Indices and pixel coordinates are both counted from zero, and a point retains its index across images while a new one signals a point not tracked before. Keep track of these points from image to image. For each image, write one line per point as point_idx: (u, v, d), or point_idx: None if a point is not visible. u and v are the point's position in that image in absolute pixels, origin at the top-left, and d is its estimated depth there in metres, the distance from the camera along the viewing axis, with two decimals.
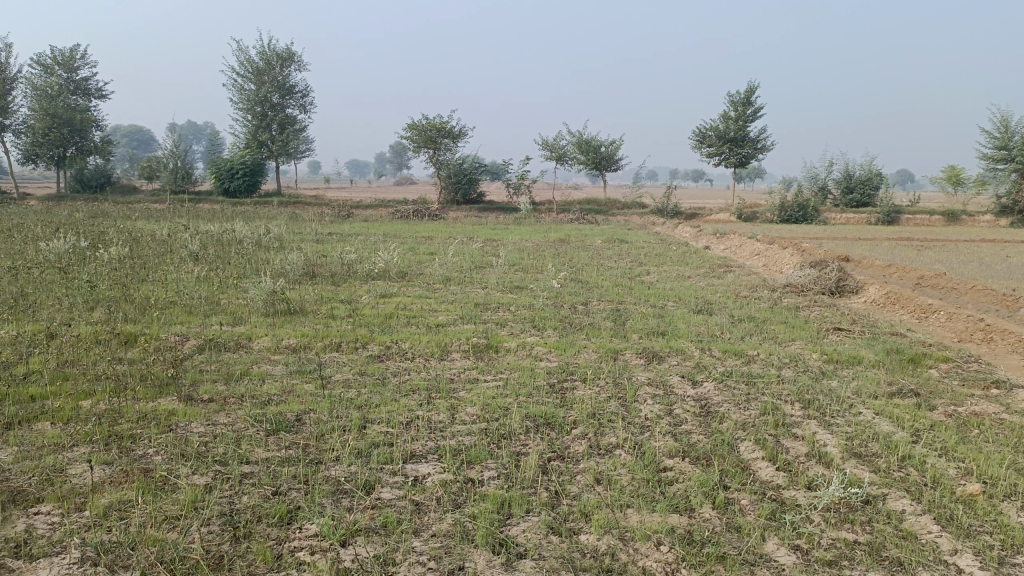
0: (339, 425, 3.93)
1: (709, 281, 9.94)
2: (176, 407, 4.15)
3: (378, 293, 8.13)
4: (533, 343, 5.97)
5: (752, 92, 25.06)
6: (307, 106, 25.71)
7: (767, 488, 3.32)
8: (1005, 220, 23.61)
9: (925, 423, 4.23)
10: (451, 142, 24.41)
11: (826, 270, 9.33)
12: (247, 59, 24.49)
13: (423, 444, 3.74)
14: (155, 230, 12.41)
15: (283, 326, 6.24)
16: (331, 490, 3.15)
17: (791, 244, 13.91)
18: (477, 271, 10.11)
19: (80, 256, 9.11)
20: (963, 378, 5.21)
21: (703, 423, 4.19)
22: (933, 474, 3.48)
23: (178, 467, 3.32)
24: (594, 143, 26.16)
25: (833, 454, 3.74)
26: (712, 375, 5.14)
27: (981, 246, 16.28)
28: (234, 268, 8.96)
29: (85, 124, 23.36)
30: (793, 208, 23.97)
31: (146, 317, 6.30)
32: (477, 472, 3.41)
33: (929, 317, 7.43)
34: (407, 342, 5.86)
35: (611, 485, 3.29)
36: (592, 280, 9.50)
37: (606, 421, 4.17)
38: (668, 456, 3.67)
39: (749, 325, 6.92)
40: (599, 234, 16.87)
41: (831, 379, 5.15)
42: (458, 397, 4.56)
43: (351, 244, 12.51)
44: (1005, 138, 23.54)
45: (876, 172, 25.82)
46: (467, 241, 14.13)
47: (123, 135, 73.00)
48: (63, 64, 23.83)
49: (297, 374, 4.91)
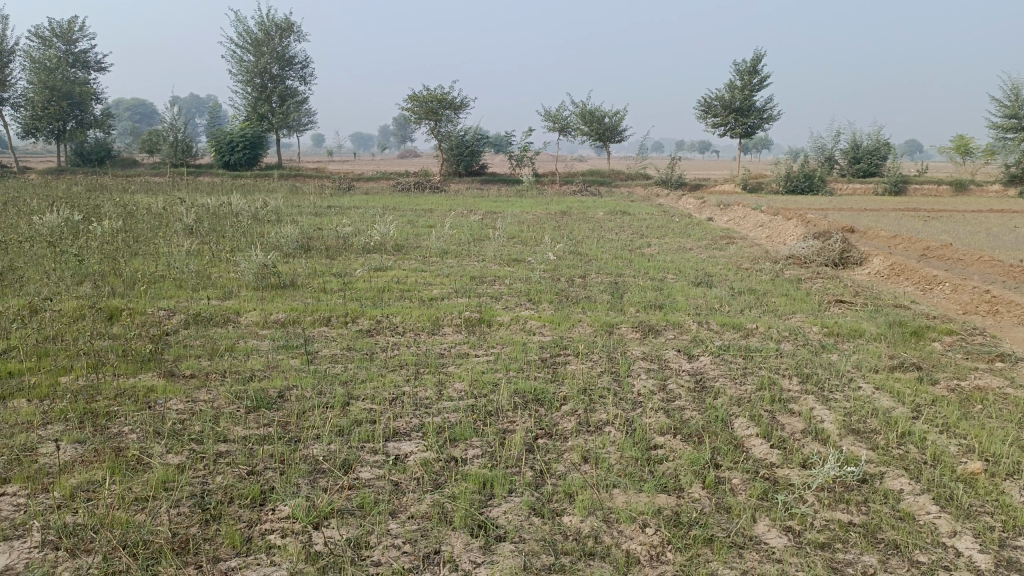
0: (322, 402, 3.82)
1: (711, 253, 9.78)
2: (156, 384, 4.05)
3: (373, 266, 8.01)
4: (527, 317, 5.84)
5: (758, 61, 24.63)
6: (308, 77, 25.38)
7: (760, 466, 3.20)
8: (1014, 190, 23.30)
9: (926, 398, 4.10)
10: (452, 114, 24.06)
11: (829, 241, 9.16)
12: (246, 29, 24.14)
13: (407, 421, 3.63)
14: (151, 203, 12.29)
15: (274, 300, 6.12)
16: (308, 470, 3.06)
17: (795, 215, 13.69)
18: (476, 243, 9.97)
19: (74, 230, 8.97)
20: (967, 351, 5.08)
21: (697, 398, 4.08)
22: (934, 452, 3.36)
23: (151, 447, 3.24)
24: (598, 114, 25.78)
25: (830, 431, 3.62)
26: (709, 349, 5.03)
27: (989, 217, 16.04)
28: (228, 242, 8.83)
29: (84, 97, 23.10)
30: (800, 179, 23.71)
31: (134, 292, 6.19)
32: (461, 451, 3.30)
33: (933, 289, 7.28)
34: (398, 316, 5.74)
35: (599, 464, 3.18)
36: (591, 253, 9.36)
37: (598, 396, 4.05)
38: (660, 433, 3.56)
39: (749, 297, 6.78)
40: (602, 206, 16.68)
41: (831, 352, 5.02)
42: (447, 372, 4.45)
43: (349, 217, 12.36)
44: (1015, 107, 23.12)
45: (883, 142, 25.45)
46: (467, 213, 13.96)
47: (125, 108, 72.49)
48: (61, 37, 23.55)
49: (283, 350, 4.80)
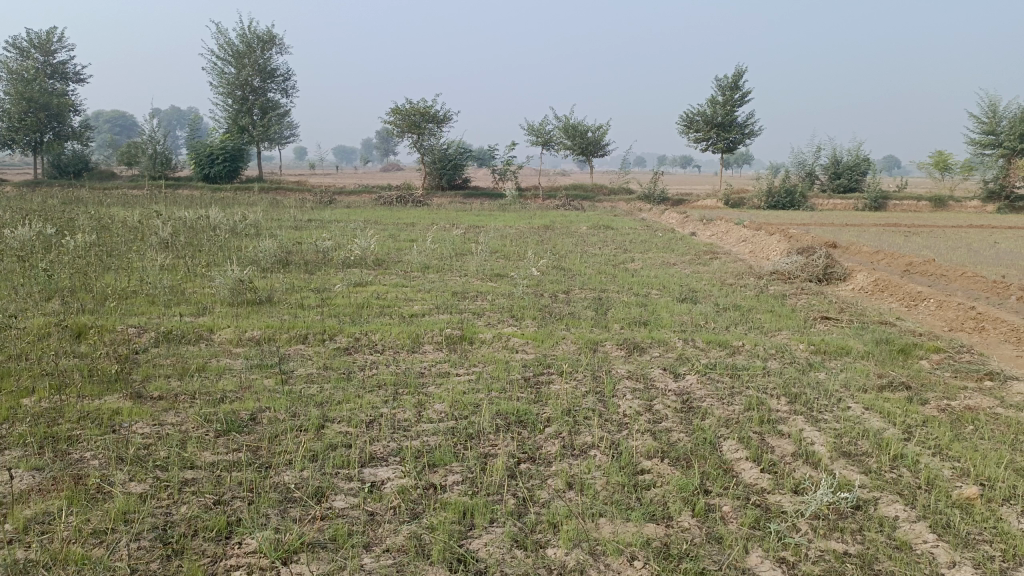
0: (296, 425, 3.67)
1: (695, 268, 9.72)
2: (122, 406, 3.88)
3: (353, 281, 7.87)
4: (510, 334, 5.71)
5: (739, 77, 24.81)
6: (289, 90, 25.25)
7: (751, 492, 3.09)
8: (992, 205, 23.54)
9: (918, 418, 4.02)
10: (435, 128, 23.98)
11: (813, 256, 9.13)
12: (228, 42, 23.99)
13: (384, 445, 3.49)
14: (128, 216, 12.07)
15: (249, 317, 5.96)
16: (278, 499, 2.91)
17: (778, 230, 13.67)
18: (458, 258, 9.85)
19: (47, 244, 8.76)
20: (956, 370, 5.00)
21: (684, 419, 3.96)
22: (928, 476, 3.27)
23: (114, 475, 3.09)
24: (581, 128, 25.80)
25: (821, 454, 3.52)
26: (695, 368, 4.92)
27: (969, 232, 16.14)
28: (204, 257, 8.64)
29: (62, 109, 22.81)
30: (781, 194, 23.85)
31: (105, 308, 6.01)
32: (440, 477, 3.16)
33: (918, 305, 7.24)
34: (377, 333, 5.59)
35: (584, 491, 3.05)
36: (575, 268, 9.26)
37: (582, 418, 3.92)
38: (646, 457, 3.44)
39: (734, 314, 6.70)
40: (585, 220, 16.63)
41: (819, 371, 4.93)
42: (427, 393, 4.31)
43: (329, 231, 12.20)
44: (993, 123, 23.40)
45: (863, 157, 25.66)
46: (449, 227, 13.84)
47: (105, 120, 71.97)
48: (40, 48, 23.26)
49: (258, 369, 4.64)
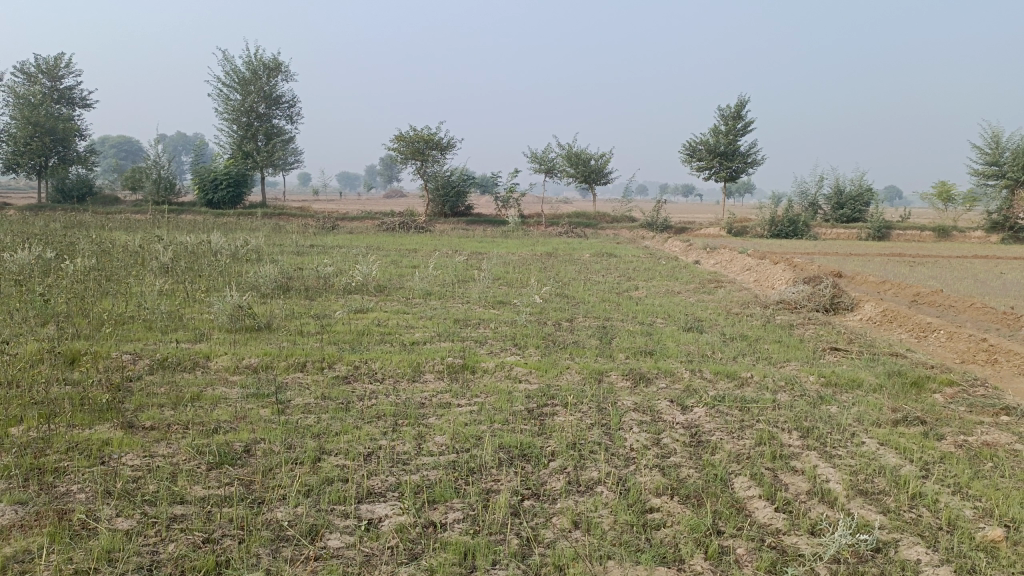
0: (291, 458, 3.55)
1: (700, 297, 9.61)
2: (113, 436, 3.76)
3: (354, 307, 7.76)
4: (513, 363, 5.58)
5: (742, 107, 24.90)
6: (294, 117, 25.36)
7: (765, 533, 2.95)
8: (996, 236, 23.48)
9: (935, 455, 3.88)
10: (438, 154, 24.03)
11: (819, 286, 9.02)
12: (233, 69, 24.14)
13: (382, 479, 3.36)
14: (128, 240, 12.00)
15: (247, 344, 5.84)
16: (270, 537, 2.78)
17: (782, 259, 13.57)
18: (460, 285, 9.75)
19: (46, 268, 8.67)
20: (971, 404, 4.86)
21: (693, 454, 3.83)
22: (949, 516, 3.13)
23: (101, 509, 2.96)
24: (584, 156, 25.85)
25: (837, 492, 3.38)
26: (703, 400, 4.79)
27: (975, 263, 16.04)
28: (203, 282, 8.55)
29: (67, 133, 22.90)
30: (784, 223, 23.81)
31: (100, 334, 5.91)
32: (440, 514, 3.03)
33: (928, 336, 7.12)
34: (377, 362, 5.47)
35: (591, 531, 2.91)
36: (578, 296, 9.16)
37: (588, 452, 3.79)
38: (655, 494, 3.30)
39: (741, 344, 6.58)
40: (587, 247, 16.56)
41: (830, 404, 4.80)
42: (427, 424, 4.18)
43: (331, 257, 12.12)
44: (995, 154, 23.44)
45: (866, 187, 25.66)
46: (451, 254, 13.76)
47: (110, 145, 72.47)
48: (47, 73, 23.38)
49: (253, 399, 4.52)
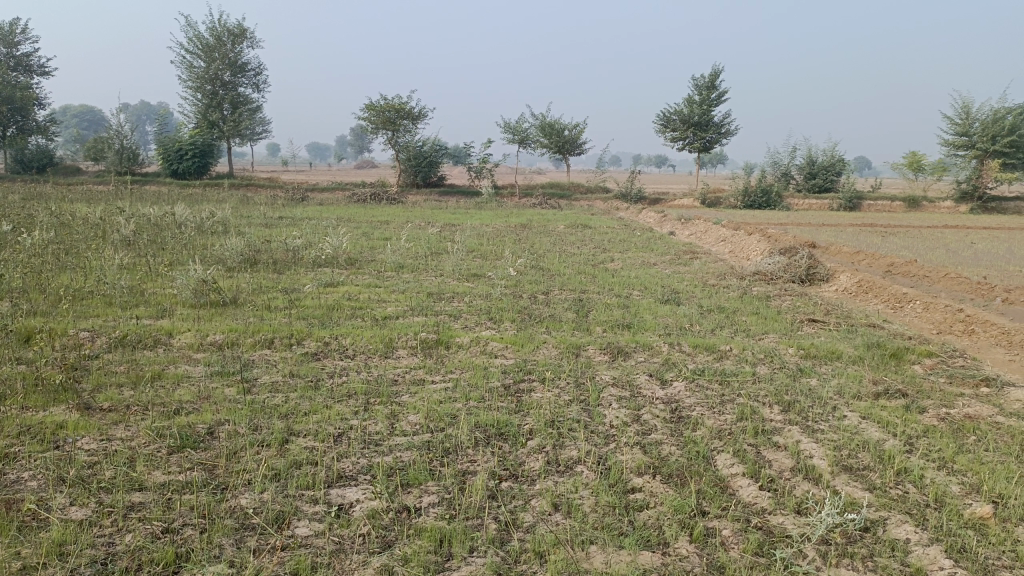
0: (257, 440, 3.39)
1: (675, 268, 9.52)
2: (68, 419, 3.58)
3: (324, 281, 7.55)
4: (488, 338, 5.43)
5: (715, 77, 24.74)
6: (261, 85, 24.75)
7: (750, 513, 2.86)
8: (964, 206, 23.73)
9: (917, 429, 3.83)
10: (410, 124, 23.61)
11: (795, 257, 8.98)
12: (197, 35, 23.43)
13: (354, 462, 3.21)
14: (89, 213, 11.61)
15: (212, 320, 5.62)
16: (234, 526, 2.63)
17: (757, 230, 13.51)
18: (434, 257, 9.57)
19: (1, 242, 8.34)
20: (951, 375, 4.83)
21: (674, 431, 3.72)
22: (936, 493, 3.08)
23: (52, 499, 2.79)
24: (557, 126, 25.59)
25: (822, 469, 3.30)
26: (682, 374, 4.70)
27: (945, 233, 16.14)
28: (167, 256, 8.27)
29: (25, 102, 22.14)
30: (757, 194, 23.85)
31: (57, 310, 5.66)
32: (414, 498, 2.90)
33: (904, 307, 7.10)
34: (348, 337, 5.29)
35: (572, 514, 2.80)
36: (554, 268, 9.04)
37: (567, 430, 3.67)
38: (637, 473, 3.20)
39: (719, 316, 6.50)
40: (562, 219, 16.42)
41: (810, 377, 4.73)
42: (400, 402, 4.03)
43: (301, 229, 11.86)
44: (965, 124, 23.57)
45: (838, 157, 25.73)
46: (424, 225, 13.54)
47: (71, 113, 70.53)
48: (2, 39, 22.49)
49: (218, 377, 4.34)
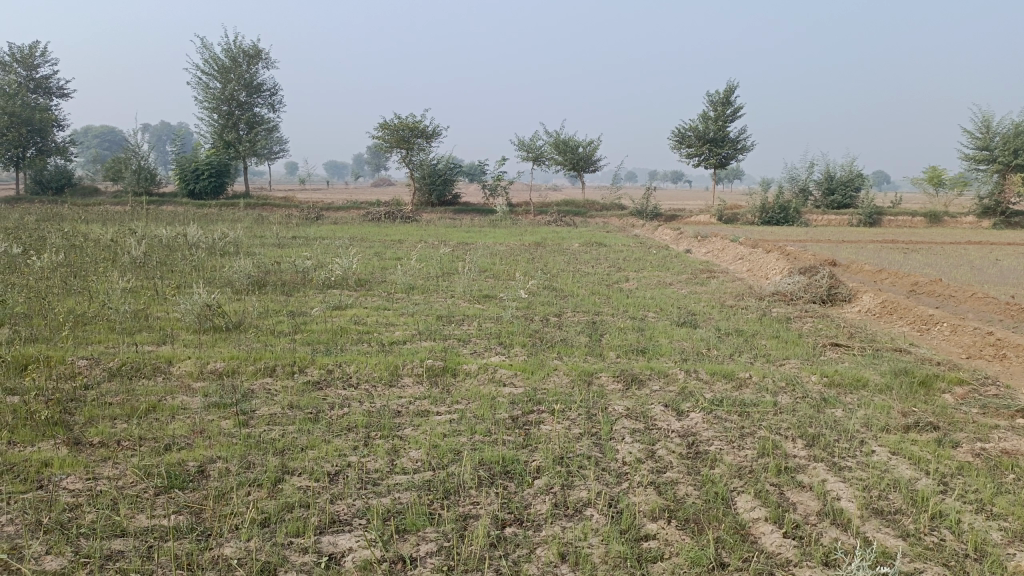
0: (248, 479, 3.21)
1: (691, 288, 9.32)
2: (54, 456, 3.42)
3: (332, 304, 7.40)
4: (497, 365, 5.24)
5: (731, 92, 24.55)
6: (276, 105, 24.81)
7: (774, 565, 2.65)
8: (987, 221, 23.29)
9: (950, 466, 3.60)
10: (424, 143, 23.53)
11: (816, 276, 8.73)
12: (213, 56, 23.56)
13: (349, 505, 3.03)
14: (101, 234, 11.57)
15: (214, 347, 5.47)
16: None
17: (775, 247, 13.25)
18: (444, 278, 9.41)
19: (9, 264, 8.25)
20: (983, 405, 4.57)
21: (691, 468, 3.51)
22: (975, 541, 2.85)
23: (27, 547, 2.62)
24: (572, 143, 25.47)
25: (850, 513, 3.08)
26: (699, 404, 4.47)
27: (968, 249, 15.80)
28: (175, 279, 8.15)
29: (45, 123, 22.32)
30: (775, 210, 23.55)
31: (59, 336, 5.54)
32: (411, 547, 2.71)
33: (930, 329, 6.84)
34: (353, 364, 5.12)
35: (580, 565, 2.60)
36: (567, 288, 8.85)
37: (577, 468, 3.47)
38: (651, 518, 2.98)
39: (737, 340, 6.27)
40: (576, 236, 16.24)
41: (834, 407, 4.49)
42: (402, 437, 3.84)
43: (312, 249, 11.75)
44: (986, 139, 23.17)
45: (857, 173, 25.39)
46: (436, 245, 13.38)
47: (92, 134, 71.57)
48: (23, 62, 22.72)
49: (215, 409, 4.17)
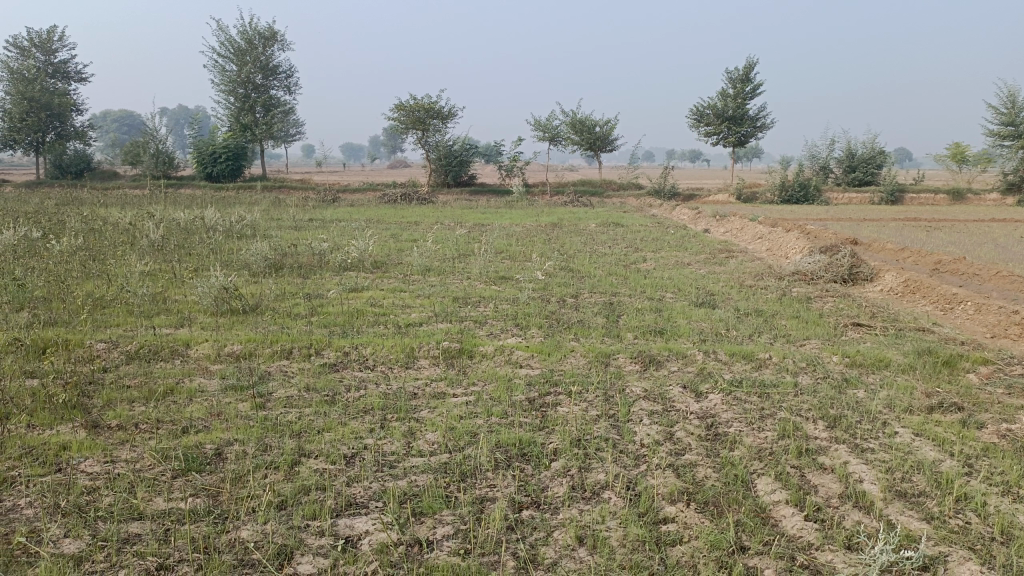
0: (266, 462, 3.21)
1: (710, 268, 9.22)
2: (73, 439, 3.43)
3: (348, 286, 7.39)
4: (513, 347, 5.20)
5: (750, 69, 24.20)
6: (292, 87, 24.78)
7: (795, 549, 2.60)
8: (1012, 198, 22.90)
9: (976, 447, 3.53)
10: (440, 124, 23.42)
11: (837, 255, 8.60)
12: (229, 39, 23.54)
13: (365, 488, 3.01)
14: (119, 218, 11.63)
15: (231, 329, 5.48)
16: (232, 564, 2.45)
17: (795, 226, 13.10)
18: (461, 259, 9.37)
19: (29, 248, 8.32)
20: (1009, 386, 4.49)
21: (710, 451, 3.46)
22: (1001, 524, 2.79)
23: (47, 531, 2.63)
24: (588, 123, 25.25)
25: (873, 496, 3.03)
26: (718, 385, 4.42)
27: (993, 226, 15.53)
28: (192, 262, 8.17)
29: (63, 108, 22.44)
30: (794, 188, 23.27)
31: (78, 320, 5.57)
32: (428, 530, 2.69)
33: (954, 308, 6.72)
34: (369, 347, 5.11)
35: (598, 549, 2.57)
36: (584, 269, 8.79)
37: (594, 450, 3.43)
38: (670, 501, 2.95)
39: (757, 320, 6.20)
40: (593, 217, 16.13)
41: (856, 388, 4.42)
42: (418, 419, 3.82)
43: (329, 232, 11.75)
44: (1012, 114, 22.72)
45: (878, 150, 25.01)
46: (453, 226, 13.34)
47: (111, 119, 72.08)
48: (40, 47, 22.81)
49: (232, 392, 4.17)
